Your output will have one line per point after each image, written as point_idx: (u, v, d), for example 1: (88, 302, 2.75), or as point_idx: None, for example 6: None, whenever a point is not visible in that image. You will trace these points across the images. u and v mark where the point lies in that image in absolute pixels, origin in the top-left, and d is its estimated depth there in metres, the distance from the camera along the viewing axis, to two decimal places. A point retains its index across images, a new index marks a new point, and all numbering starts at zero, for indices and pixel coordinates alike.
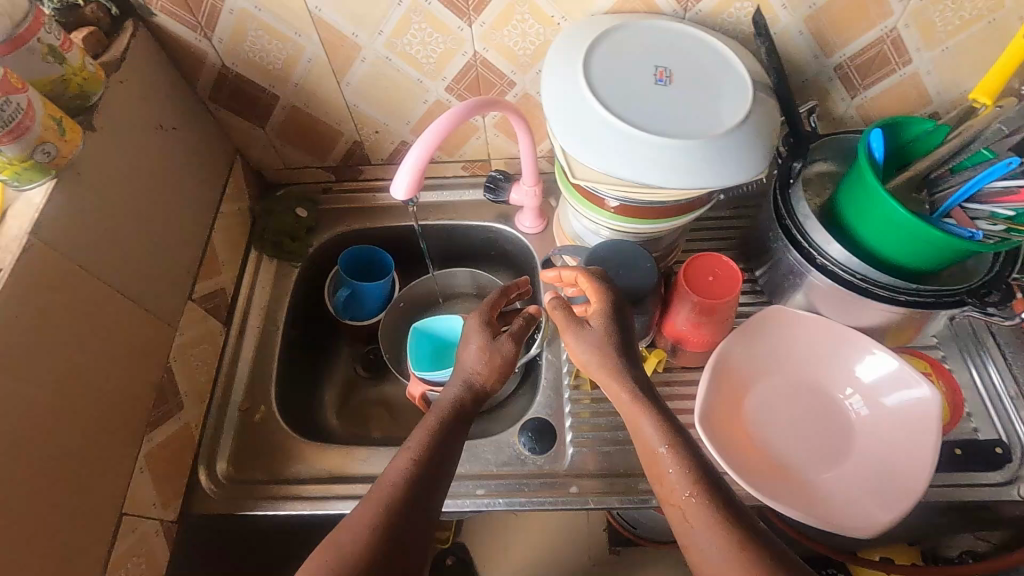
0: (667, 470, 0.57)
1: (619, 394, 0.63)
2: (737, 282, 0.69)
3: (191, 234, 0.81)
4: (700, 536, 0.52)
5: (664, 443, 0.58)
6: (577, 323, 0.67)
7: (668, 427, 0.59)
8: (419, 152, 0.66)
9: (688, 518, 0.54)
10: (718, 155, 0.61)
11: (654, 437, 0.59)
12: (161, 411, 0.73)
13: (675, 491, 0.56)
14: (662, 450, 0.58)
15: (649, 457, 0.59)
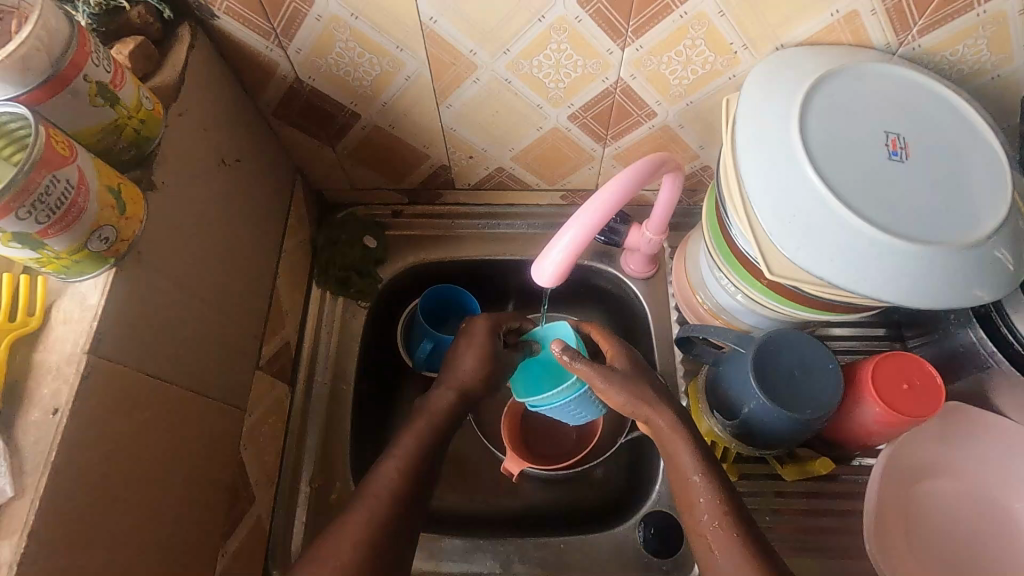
0: (698, 499, 0.57)
1: (651, 415, 0.61)
2: (940, 398, 0.58)
3: (257, 288, 0.67)
4: (726, 565, 0.53)
5: (698, 473, 0.57)
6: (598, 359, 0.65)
7: (705, 457, 0.58)
8: (577, 231, 0.54)
9: (712, 549, 0.54)
10: (968, 263, 0.49)
11: (690, 465, 0.58)
12: (233, 513, 0.62)
13: (703, 524, 0.56)
14: (694, 480, 0.57)
15: (678, 482, 0.58)
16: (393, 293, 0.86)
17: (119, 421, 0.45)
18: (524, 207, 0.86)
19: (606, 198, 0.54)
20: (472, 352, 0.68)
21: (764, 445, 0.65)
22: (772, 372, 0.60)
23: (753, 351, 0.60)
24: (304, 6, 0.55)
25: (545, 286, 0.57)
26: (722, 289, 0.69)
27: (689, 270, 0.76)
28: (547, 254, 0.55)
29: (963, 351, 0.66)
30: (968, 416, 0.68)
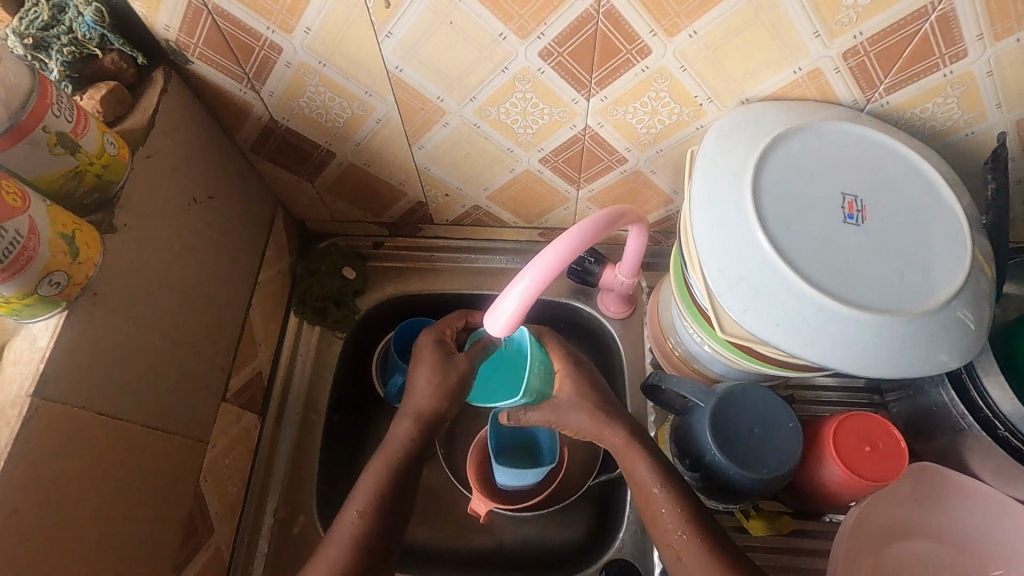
0: (662, 509, 0.59)
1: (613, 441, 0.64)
2: (902, 459, 0.57)
3: (228, 320, 0.68)
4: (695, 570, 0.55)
5: (657, 486, 0.59)
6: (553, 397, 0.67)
7: (663, 469, 0.61)
8: (530, 282, 0.53)
9: (681, 557, 0.57)
10: (926, 331, 0.48)
11: (647, 484, 0.60)
12: (189, 545, 0.63)
13: (670, 533, 0.58)
14: (656, 492, 0.59)
15: (640, 496, 0.60)
16: (370, 324, 0.87)
17: (64, 460, 0.46)
18: (502, 242, 0.87)
19: (559, 248, 0.53)
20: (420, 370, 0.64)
21: (724, 500, 0.63)
22: (729, 427, 0.59)
23: (713, 406, 0.60)
24: (273, 53, 0.57)
25: (500, 335, 0.56)
26: (690, 337, 0.68)
27: (661, 314, 0.75)
28: (501, 303, 0.54)
29: (935, 409, 0.65)
30: (933, 475, 0.67)
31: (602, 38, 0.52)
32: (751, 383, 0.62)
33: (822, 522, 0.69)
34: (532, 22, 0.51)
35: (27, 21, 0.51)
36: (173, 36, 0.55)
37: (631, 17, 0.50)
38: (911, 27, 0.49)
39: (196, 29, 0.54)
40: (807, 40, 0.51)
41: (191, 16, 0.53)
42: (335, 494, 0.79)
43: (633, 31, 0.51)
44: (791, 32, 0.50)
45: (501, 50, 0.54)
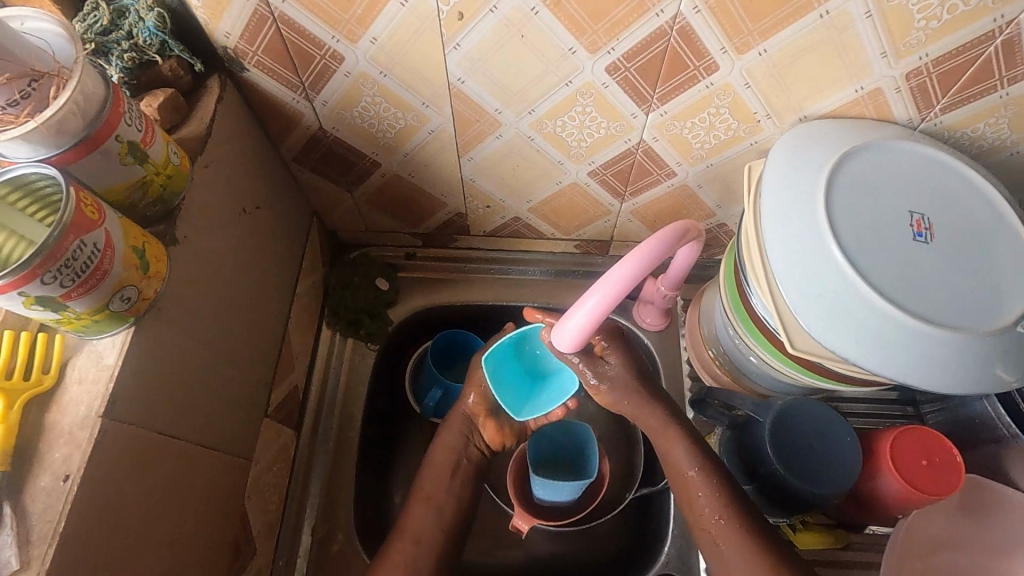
0: (696, 494, 0.61)
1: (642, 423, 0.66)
2: (958, 475, 0.57)
3: (271, 333, 0.66)
4: (731, 559, 0.57)
5: (693, 468, 0.62)
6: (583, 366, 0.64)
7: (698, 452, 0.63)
8: (600, 299, 0.52)
9: (717, 543, 0.58)
10: (995, 349, 0.48)
11: (684, 462, 0.62)
12: (236, 568, 0.60)
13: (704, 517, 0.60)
14: (688, 474, 0.62)
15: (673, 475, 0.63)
16: (402, 336, 0.86)
17: (129, 482, 0.44)
18: (538, 254, 0.86)
19: (629, 266, 0.52)
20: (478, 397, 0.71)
21: (778, 513, 0.64)
22: (787, 440, 0.59)
23: (771, 421, 0.60)
24: (334, 63, 0.56)
25: (565, 350, 0.56)
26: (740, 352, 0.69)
27: (702, 325, 0.76)
28: (567, 321, 0.54)
29: (978, 420, 0.67)
30: (980, 488, 0.67)
31: (672, 54, 0.52)
32: (806, 397, 0.62)
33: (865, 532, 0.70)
34: (605, 38, 0.51)
35: (87, 25, 0.49)
36: (232, 43, 0.53)
37: (703, 33, 0.50)
38: (976, 50, 0.50)
39: (258, 37, 0.53)
40: (874, 60, 0.52)
41: (255, 23, 0.51)
42: (371, 509, 0.77)
43: (704, 48, 0.52)
44: (859, 52, 0.51)
45: (569, 64, 0.54)
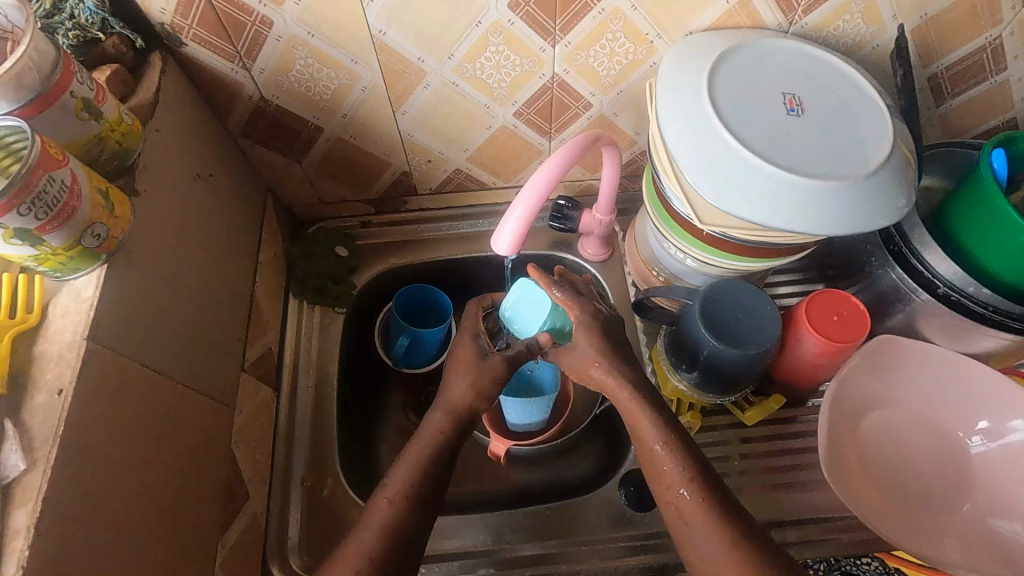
0: (666, 467, 0.59)
1: (617, 394, 0.64)
2: (866, 324, 0.65)
3: (238, 294, 0.71)
4: (697, 533, 0.56)
5: (660, 443, 0.60)
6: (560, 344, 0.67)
7: (667, 428, 0.61)
8: (527, 201, 0.58)
9: (685, 518, 0.57)
10: (866, 194, 0.56)
11: (651, 437, 0.61)
12: (231, 507, 0.64)
13: (671, 489, 0.59)
14: (658, 450, 0.60)
15: (643, 452, 0.61)
16: (367, 299, 0.91)
17: (120, 403, 0.48)
18: (485, 207, 0.93)
19: (548, 169, 0.59)
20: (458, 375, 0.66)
21: (720, 389, 0.71)
22: (716, 317, 0.66)
23: (700, 303, 0.67)
24: (264, 28, 0.61)
25: (505, 255, 0.60)
26: (672, 257, 0.77)
27: (639, 244, 0.84)
28: (503, 227, 0.59)
29: (888, 290, 0.75)
30: (895, 347, 0.74)
31: None
32: (729, 279, 0.69)
33: (804, 403, 0.78)
34: None
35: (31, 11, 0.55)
36: (169, 19, 0.59)
37: None
38: None
39: (191, 10, 0.58)
40: None
41: None
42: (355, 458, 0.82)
43: None
44: None
45: (475, 5, 0.61)
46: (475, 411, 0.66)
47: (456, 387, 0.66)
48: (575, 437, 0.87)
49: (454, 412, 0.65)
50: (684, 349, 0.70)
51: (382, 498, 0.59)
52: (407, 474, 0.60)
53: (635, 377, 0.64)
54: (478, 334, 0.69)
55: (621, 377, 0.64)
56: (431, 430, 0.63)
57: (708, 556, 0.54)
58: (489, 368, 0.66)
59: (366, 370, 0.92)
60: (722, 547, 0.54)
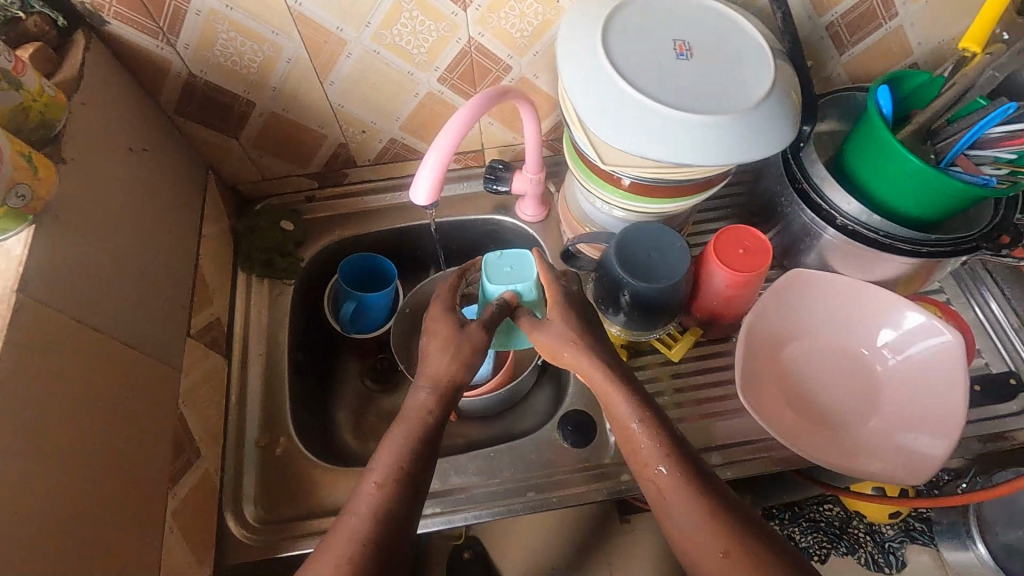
0: (642, 444, 0.58)
1: (590, 375, 0.63)
2: (768, 255, 0.70)
3: (179, 264, 0.74)
4: (676, 509, 0.55)
5: (635, 420, 0.59)
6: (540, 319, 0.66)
7: (643, 405, 0.60)
8: (440, 153, 0.62)
9: (664, 494, 0.56)
10: (749, 127, 0.61)
11: (627, 414, 0.60)
12: (181, 463, 0.67)
13: (646, 465, 0.58)
14: (635, 427, 0.59)
15: (620, 432, 0.61)
16: (315, 270, 0.95)
17: (54, 352, 0.52)
18: None
19: (457, 121, 0.62)
20: (434, 346, 0.63)
21: (644, 326, 0.76)
22: (630, 258, 0.71)
23: (615, 246, 0.71)
24: (183, 3, 0.64)
25: (424, 205, 0.65)
26: (596, 208, 0.81)
27: (568, 200, 0.88)
28: (419, 178, 0.63)
29: (798, 228, 0.80)
30: (807, 280, 0.79)
31: None
32: (643, 222, 0.73)
33: (726, 338, 0.84)
34: None
35: None
36: None
37: None
38: None
39: None
40: None
41: None
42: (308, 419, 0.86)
43: None
44: None
45: None
46: (458, 385, 0.62)
47: (438, 360, 0.62)
48: (528, 392, 0.93)
49: (440, 389, 0.61)
50: (607, 291, 0.75)
51: (370, 482, 0.54)
52: (397, 456, 0.56)
53: (608, 356, 0.63)
54: (452, 310, 0.66)
55: (596, 357, 0.63)
56: (419, 410, 0.60)
57: (686, 523, 0.54)
58: (469, 339, 0.63)
59: (320, 340, 0.96)
60: (699, 518, 0.54)
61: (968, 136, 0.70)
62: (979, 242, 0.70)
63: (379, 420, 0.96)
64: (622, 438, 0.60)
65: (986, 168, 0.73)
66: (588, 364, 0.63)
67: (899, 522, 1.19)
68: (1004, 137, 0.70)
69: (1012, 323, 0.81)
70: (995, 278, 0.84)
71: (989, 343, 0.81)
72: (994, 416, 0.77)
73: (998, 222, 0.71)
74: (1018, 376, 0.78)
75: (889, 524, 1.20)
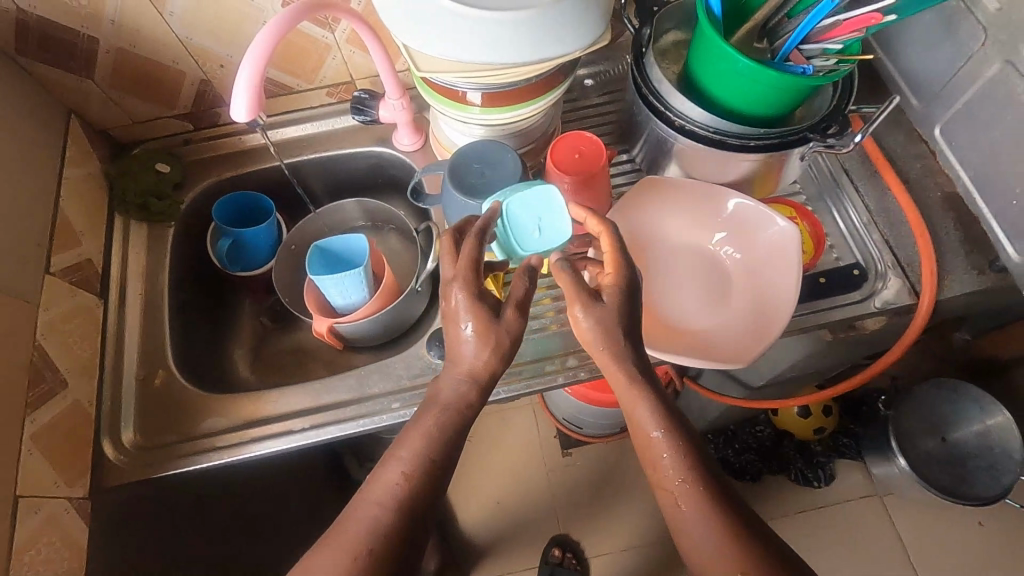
0: (662, 454, 0.54)
1: (615, 372, 0.55)
2: (601, 154, 0.73)
3: (33, 203, 0.75)
4: (690, 517, 0.52)
5: (658, 429, 0.54)
6: (590, 296, 0.53)
7: (668, 411, 0.54)
8: (252, 66, 0.63)
9: (678, 504, 0.53)
10: (550, 22, 0.61)
11: (651, 422, 0.54)
12: (41, 391, 0.70)
13: (667, 477, 0.54)
14: (657, 436, 0.54)
15: (639, 438, 0.55)
16: (197, 213, 0.96)
17: None
18: (300, 111, 0.96)
19: (265, 34, 0.63)
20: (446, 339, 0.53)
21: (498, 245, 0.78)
22: (466, 179, 0.72)
23: (450, 169, 0.73)
24: None
25: (247, 122, 0.66)
26: (453, 129, 0.82)
27: (433, 126, 0.89)
28: (236, 95, 0.64)
29: (653, 138, 0.81)
30: (657, 187, 0.82)
31: None
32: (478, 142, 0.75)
33: None
34: None
35: None
36: None
37: None
38: None
39: None
40: None
41: None
42: (191, 354, 0.89)
43: None
44: None
45: None
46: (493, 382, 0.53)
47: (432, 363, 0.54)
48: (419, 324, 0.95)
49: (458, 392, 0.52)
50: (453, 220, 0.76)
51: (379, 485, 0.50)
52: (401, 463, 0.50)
53: (640, 354, 0.54)
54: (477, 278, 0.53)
55: (629, 351, 0.54)
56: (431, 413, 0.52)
57: (703, 543, 0.51)
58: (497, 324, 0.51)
59: (210, 282, 0.98)
60: (713, 532, 0.51)
61: (801, 29, 0.70)
62: (807, 133, 0.72)
63: (277, 356, 0.99)
64: (642, 444, 0.55)
65: (815, 61, 0.73)
66: (619, 367, 0.54)
67: (827, 442, 1.41)
68: (830, 27, 0.69)
69: (864, 220, 0.83)
70: (851, 178, 0.86)
71: (842, 239, 0.84)
72: (838, 305, 0.79)
73: (827, 112, 0.73)
74: (863, 267, 0.81)
75: (818, 442, 1.42)
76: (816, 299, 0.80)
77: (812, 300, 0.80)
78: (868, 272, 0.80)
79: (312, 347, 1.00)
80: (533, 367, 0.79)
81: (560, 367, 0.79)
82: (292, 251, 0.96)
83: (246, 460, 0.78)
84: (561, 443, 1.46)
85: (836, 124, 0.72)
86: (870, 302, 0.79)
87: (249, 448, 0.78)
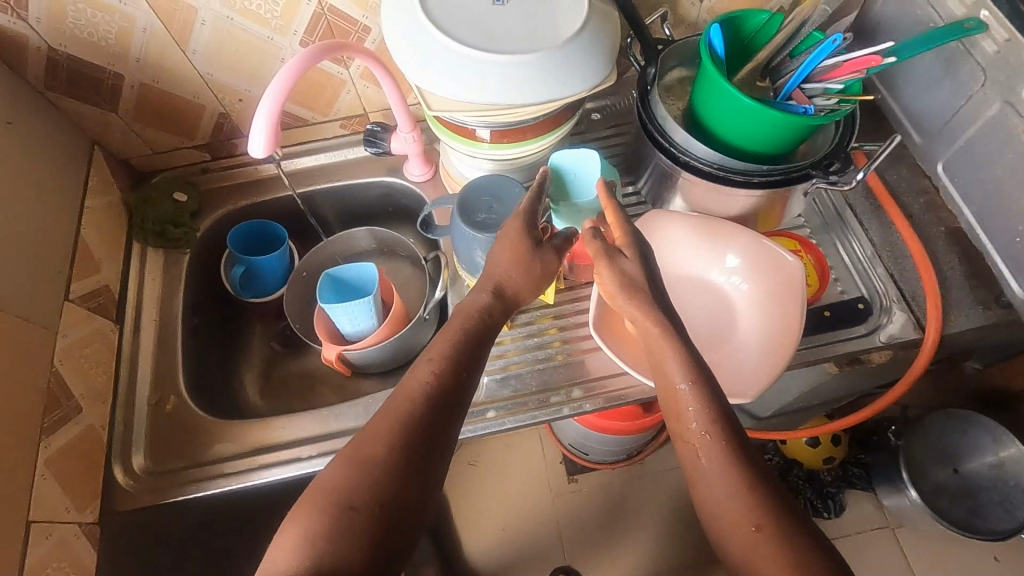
0: (688, 405, 0.56)
1: (647, 324, 0.60)
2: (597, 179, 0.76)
3: (56, 232, 0.78)
4: (709, 469, 0.53)
5: (685, 380, 0.56)
6: (611, 254, 0.62)
7: (696, 364, 0.57)
8: (271, 104, 0.66)
9: (698, 454, 0.54)
10: (557, 65, 0.64)
11: (676, 373, 0.57)
12: (56, 416, 0.71)
13: (691, 431, 0.55)
14: (682, 387, 0.56)
15: (665, 387, 0.58)
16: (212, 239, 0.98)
17: None
18: (314, 142, 0.99)
19: (285, 73, 0.66)
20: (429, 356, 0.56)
21: None
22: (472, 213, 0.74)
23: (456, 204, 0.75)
24: None
25: (264, 156, 0.68)
26: (463, 162, 0.84)
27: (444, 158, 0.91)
28: (255, 130, 0.66)
29: (659, 170, 0.82)
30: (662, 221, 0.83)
31: None
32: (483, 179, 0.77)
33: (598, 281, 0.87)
34: None
35: None
36: None
37: None
38: None
39: None
40: None
41: None
42: (202, 379, 0.90)
43: None
44: None
45: None
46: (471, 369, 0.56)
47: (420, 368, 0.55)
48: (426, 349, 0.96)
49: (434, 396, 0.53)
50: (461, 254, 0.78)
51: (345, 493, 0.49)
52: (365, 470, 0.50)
53: (664, 305, 0.61)
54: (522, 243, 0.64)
55: (649, 304, 0.60)
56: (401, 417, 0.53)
57: (720, 497, 0.52)
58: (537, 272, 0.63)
59: (223, 307, 1.00)
60: (731, 489, 0.51)
61: (802, 69, 0.71)
62: (808, 170, 0.73)
63: (285, 381, 1.00)
64: (668, 401, 0.58)
65: (817, 99, 0.74)
66: (642, 311, 0.60)
67: (837, 471, 1.37)
68: (833, 67, 0.71)
69: (868, 254, 0.84)
70: (856, 213, 0.87)
71: (847, 273, 0.84)
72: (843, 339, 0.80)
73: (829, 150, 0.74)
74: (867, 301, 0.81)
75: (826, 472, 1.37)
76: (821, 333, 0.80)
77: (817, 333, 0.80)
78: (873, 306, 0.81)
79: (320, 373, 1.01)
80: (538, 397, 0.80)
81: (565, 398, 0.79)
82: (303, 278, 0.98)
83: (253, 486, 0.78)
84: (567, 469, 1.45)
85: (838, 161, 0.74)
86: (875, 336, 0.79)
87: (256, 475, 0.79)
